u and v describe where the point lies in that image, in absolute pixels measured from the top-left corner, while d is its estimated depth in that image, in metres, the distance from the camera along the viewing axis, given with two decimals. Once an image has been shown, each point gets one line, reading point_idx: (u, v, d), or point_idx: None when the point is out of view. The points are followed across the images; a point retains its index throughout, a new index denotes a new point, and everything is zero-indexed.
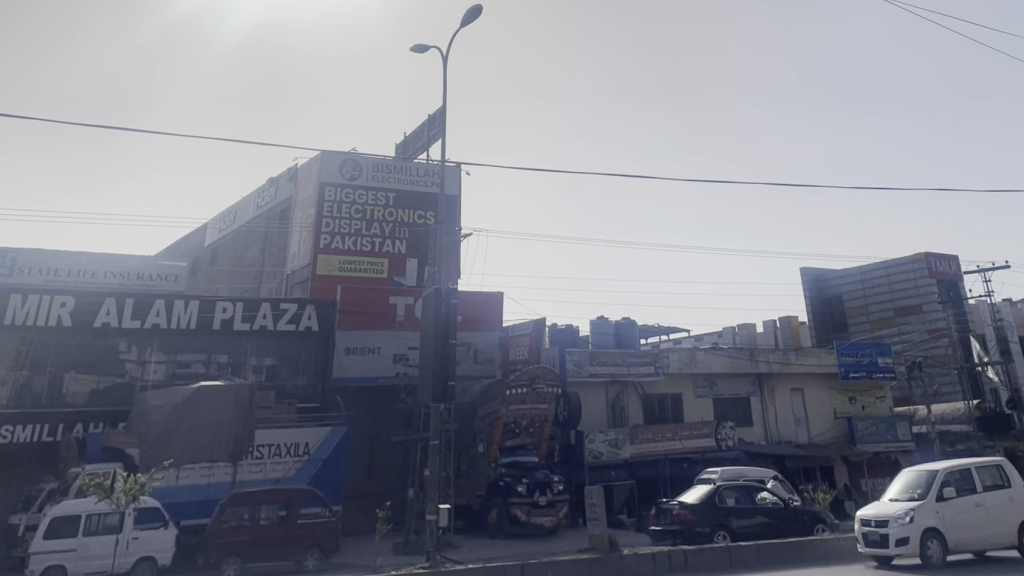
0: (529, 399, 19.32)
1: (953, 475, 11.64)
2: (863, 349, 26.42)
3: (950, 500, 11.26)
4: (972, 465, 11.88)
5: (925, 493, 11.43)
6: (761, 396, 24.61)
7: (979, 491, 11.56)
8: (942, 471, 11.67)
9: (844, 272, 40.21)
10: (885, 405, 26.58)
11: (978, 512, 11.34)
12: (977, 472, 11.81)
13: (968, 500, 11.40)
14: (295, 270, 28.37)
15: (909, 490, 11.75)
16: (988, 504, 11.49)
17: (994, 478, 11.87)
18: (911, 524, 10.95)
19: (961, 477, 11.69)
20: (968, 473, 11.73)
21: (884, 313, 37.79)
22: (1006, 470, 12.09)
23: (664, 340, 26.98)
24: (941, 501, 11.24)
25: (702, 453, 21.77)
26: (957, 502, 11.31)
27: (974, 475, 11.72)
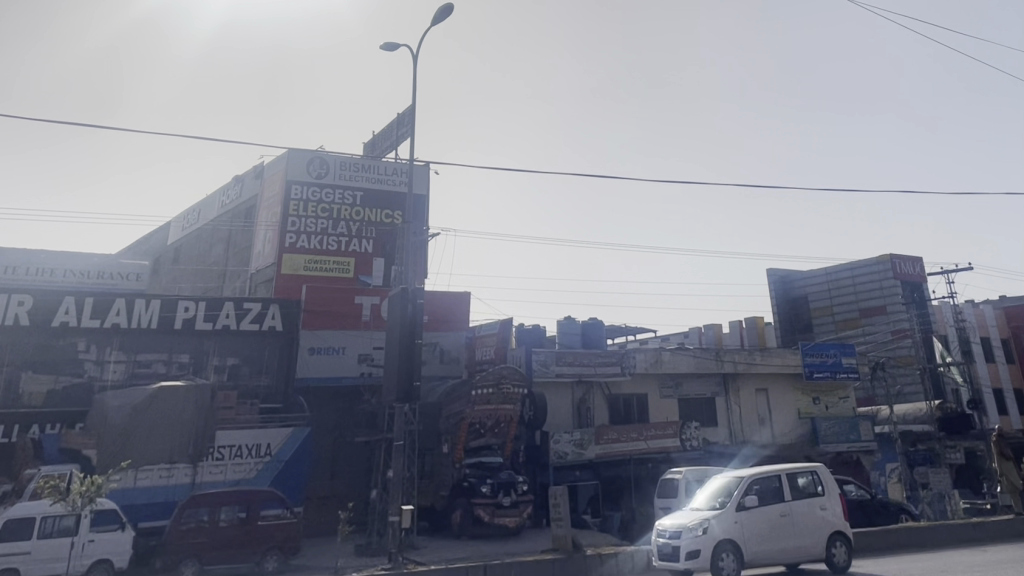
0: (495, 399, 19.27)
1: (757, 484, 10.99)
2: (827, 349, 26.60)
3: (751, 510, 10.65)
4: (783, 473, 11.27)
5: (723, 504, 10.77)
6: (726, 396, 24.75)
7: (785, 500, 10.96)
8: (746, 478, 11.06)
9: (809, 274, 40.57)
10: (849, 405, 26.82)
11: (779, 523, 10.75)
12: (787, 479, 11.22)
13: (770, 509, 10.79)
14: (259, 269, 28.12)
15: (710, 503, 11.05)
16: (792, 513, 10.91)
17: (806, 485, 11.32)
18: (704, 536, 10.26)
19: (769, 485, 11.08)
20: (777, 481, 11.11)
21: (848, 315, 38.17)
22: (819, 477, 11.56)
23: (630, 340, 27.04)
24: (739, 511, 10.61)
25: (666, 453, 21.83)
26: (759, 512, 10.72)
27: (782, 481, 11.13)
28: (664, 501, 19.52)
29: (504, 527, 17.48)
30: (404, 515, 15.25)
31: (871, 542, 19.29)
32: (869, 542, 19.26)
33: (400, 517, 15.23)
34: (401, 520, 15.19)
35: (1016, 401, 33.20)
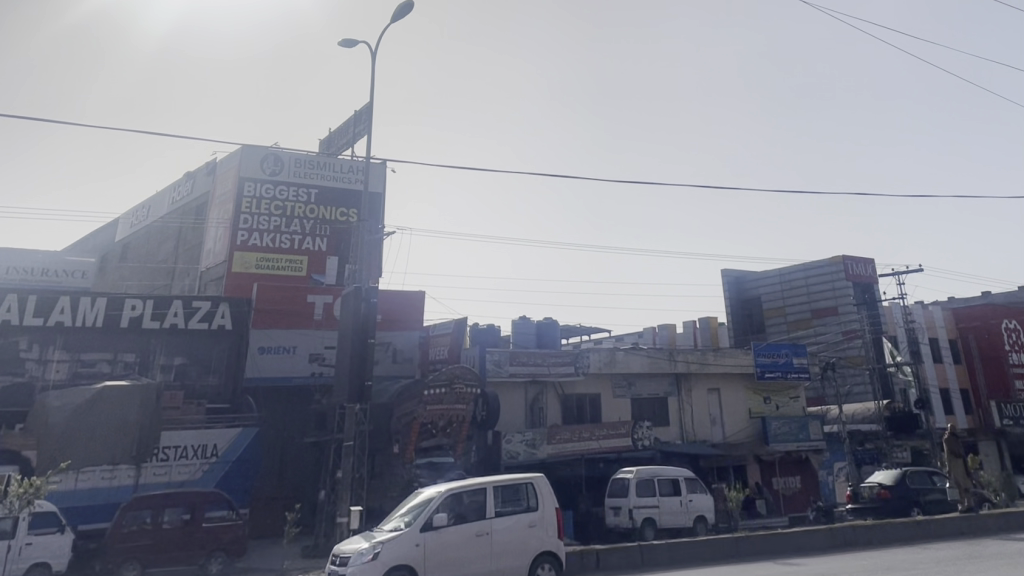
0: (447, 399, 19.22)
1: (454, 497, 8.96)
2: (780, 350, 26.85)
3: (440, 530, 8.62)
4: (491, 483, 9.29)
5: (409, 522, 8.69)
6: (679, 396, 24.92)
7: (488, 516, 8.98)
8: (445, 491, 8.99)
9: (763, 274, 41.02)
10: (799, 405, 27.11)
11: (474, 543, 8.73)
12: (496, 490, 9.26)
13: (467, 528, 8.80)
14: (209, 267, 27.79)
15: (398, 519, 8.96)
16: (496, 532, 8.93)
17: (518, 499, 9.32)
18: (375, 561, 8.23)
19: (473, 496, 9.08)
20: (483, 492, 9.15)
21: (801, 315, 38.65)
22: (538, 488, 9.60)
23: (584, 340, 27.11)
24: (425, 532, 8.56)
25: (618, 452, 21.92)
26: (455, 531, 8.71)
27: (489, 493, 9.15)
28: (614, 500, 19.56)
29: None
30: (352, 515, 15.18)
31: (817, 540, 19.54)
32: (816, 541, 19.51)
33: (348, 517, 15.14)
34: (349, 520, 15.09)
35: (962, 401, 33.78)
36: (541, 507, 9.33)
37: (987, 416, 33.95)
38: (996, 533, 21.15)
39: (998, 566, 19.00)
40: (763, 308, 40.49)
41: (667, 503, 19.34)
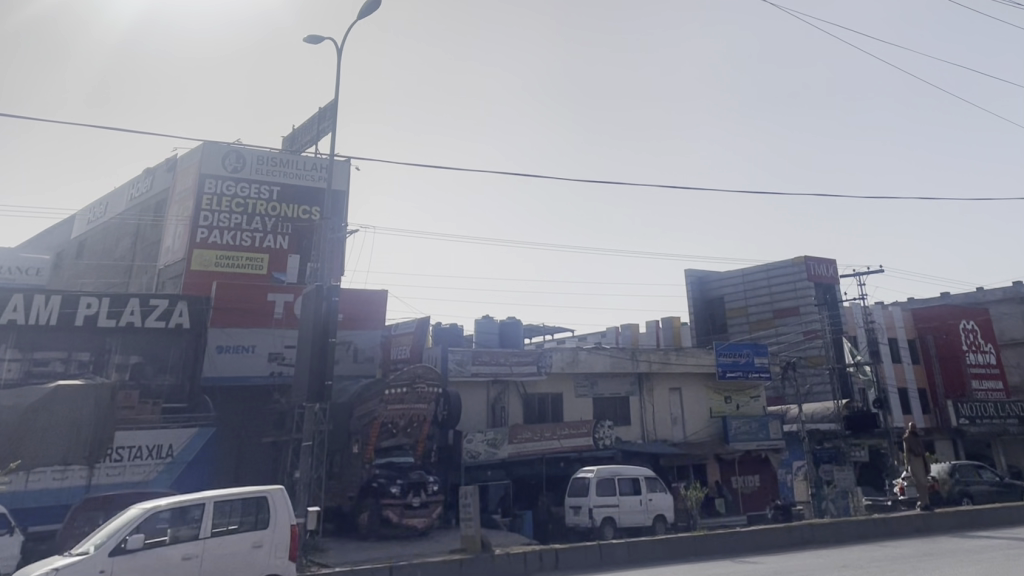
0: (407, 399, 19.16)
1: (174, 512, 8.23)
2: (741, 349, 27.04)
3: (134, 553, 7.68)
4: (211, 499, 8.55)
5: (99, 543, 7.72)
6: (640, 396, 25.02)
7: (199, 536, 8.20)
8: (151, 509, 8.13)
9: (726, 274, 41.33)
10: (759, 405, 27.29)
11: (179, 568, 7.90)
12: (218, 505, 8.55)
13: (171, 551, 7.94)
14: (167, 265, 27.46)
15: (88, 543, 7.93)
16: (205, 554, 8.13)
17: (242, 514, 8.61)
18: None
19: (191, 514, 8.35)
20: (198, 509, 8.39)
21: (762, 315, 38.99)
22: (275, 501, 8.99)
23: (547, 340, 27.11)
24: (112, 556, 7.57)
25: (578, 452, 21.96)
26: (149, 556, 7.79)
27: (206, 509, 8.42)
28: (574, 500, 19.58)
29: (415, 528, 17.39)
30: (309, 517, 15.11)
31: (776, 539, 19.71)
32: (774, 539, 19.68)
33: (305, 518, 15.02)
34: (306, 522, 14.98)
35: (920, 401, 34.23)
36: (271, 523, 8.68)
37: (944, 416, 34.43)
38: (951, 531, 21.48)
39: (953, 564, 19.30)
40: (725, 308, 40.80)
41: (627, 502, 19.41)
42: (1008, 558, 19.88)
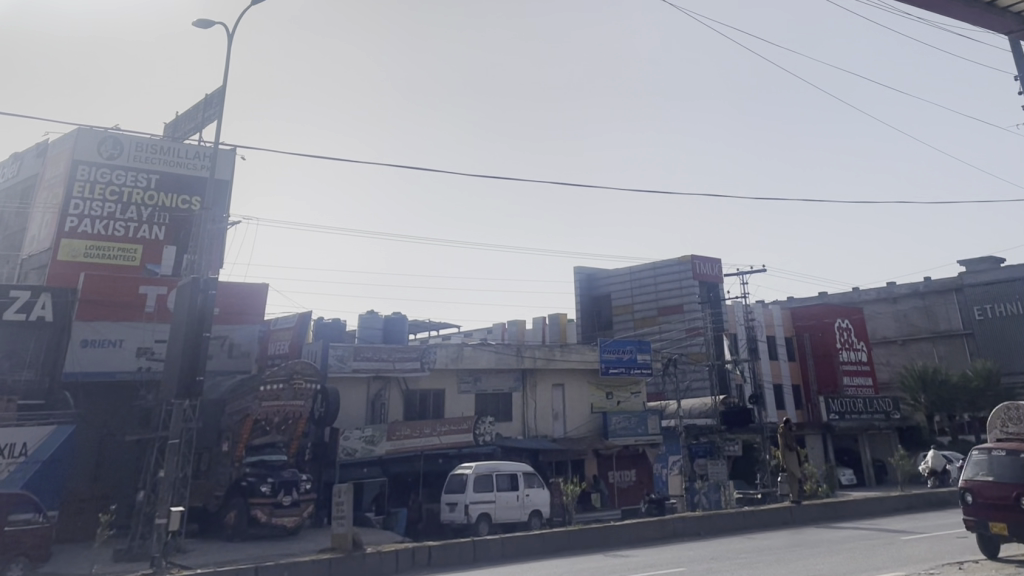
0: (284, 396, 18.71)
1: None
2: (625, 346, 27.51)
3: None
4: None
5: None
6: (523, 392, 25.15)
7: None
8: None
9: (613, 272, 42.06)
10: (639, 401, 27.74)
11: None
12: None
13: None
14: (31, 255, 26.27)
15: None
16: None
17: None
18: None
19: None
20: None
21: (647, 313, 39.78)
22: None
23: (432, 336, 27.03)
24: None
25: (458, 448, 21.90)
26: None
27: None
28: (450, 496, 19.53)
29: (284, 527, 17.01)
30: (176, 515, 14.57)
31: (648, 532, 20.18)
32: (647, 532, 20.14)
33: (169, 518, 14.46)
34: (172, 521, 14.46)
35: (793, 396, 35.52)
36: None
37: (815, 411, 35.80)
38: (815, 523, 22.36)
39: (815, 554, 20.11)
40: (611, 306, 41.53)
41: (503, 498, 19.51)
42: (868, 547, 20.83)
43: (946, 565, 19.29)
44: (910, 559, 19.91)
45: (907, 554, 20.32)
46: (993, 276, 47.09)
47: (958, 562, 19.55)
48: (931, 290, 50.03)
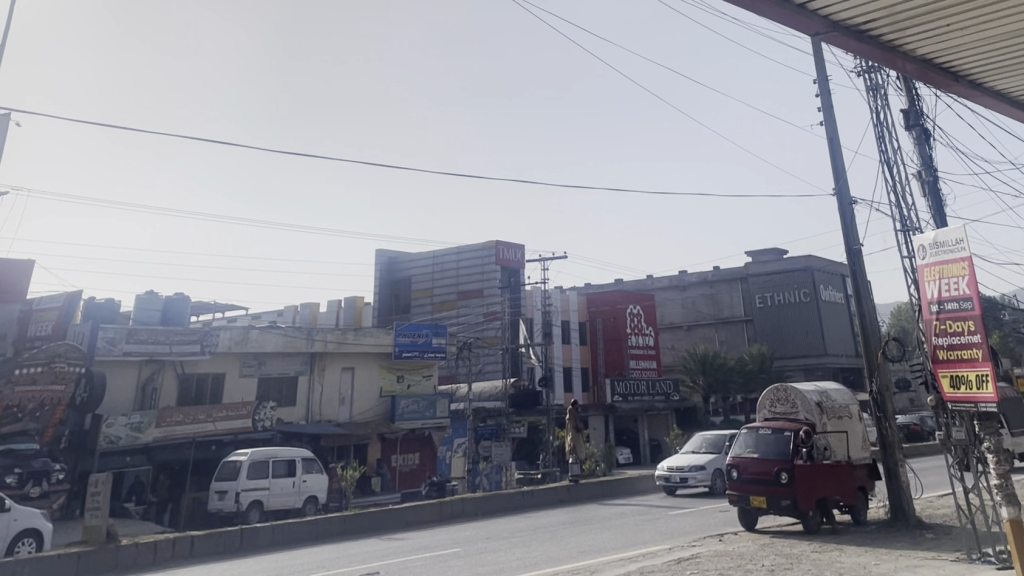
0: (40, 381, 18.19)
1: None
2: (421, 331, 27.69)
3: None
4: None
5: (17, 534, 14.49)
6: (310, 375, 24.73)
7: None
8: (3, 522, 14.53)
9: (416, 256, 42.19)
10: (429, 384, 28.00)
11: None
12: None
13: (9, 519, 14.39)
14: None
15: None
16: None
17: None
18: None
19: None
20: None
21: (447, 298, 40.16)
22: None
23: (216, 318, 26.17)
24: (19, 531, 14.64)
25: (233, 434, 21.53)
26: None
27: None
28: (221, 484, 18.91)
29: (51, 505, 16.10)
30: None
31: (427, 514, 20.47)
32: (425, 515, 20.42)
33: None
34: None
35: (581, 379, 36.91)
36: None
37: (600, 394, 37.22)
38: (589, 502, 23.37)
39: (587, 531, 20.97)
40: (411, 290, 41.71)
41: (278, 485, 19.17)
42: (638, 522, 21.95)
43: (707, 537, 20.65)
44: (674, 532, 21.14)
45: (671, 528, 21.56)
46: (775, 268, 50.53)
47: (717, 534, 20.93)
48: (718, 279, 53.12)
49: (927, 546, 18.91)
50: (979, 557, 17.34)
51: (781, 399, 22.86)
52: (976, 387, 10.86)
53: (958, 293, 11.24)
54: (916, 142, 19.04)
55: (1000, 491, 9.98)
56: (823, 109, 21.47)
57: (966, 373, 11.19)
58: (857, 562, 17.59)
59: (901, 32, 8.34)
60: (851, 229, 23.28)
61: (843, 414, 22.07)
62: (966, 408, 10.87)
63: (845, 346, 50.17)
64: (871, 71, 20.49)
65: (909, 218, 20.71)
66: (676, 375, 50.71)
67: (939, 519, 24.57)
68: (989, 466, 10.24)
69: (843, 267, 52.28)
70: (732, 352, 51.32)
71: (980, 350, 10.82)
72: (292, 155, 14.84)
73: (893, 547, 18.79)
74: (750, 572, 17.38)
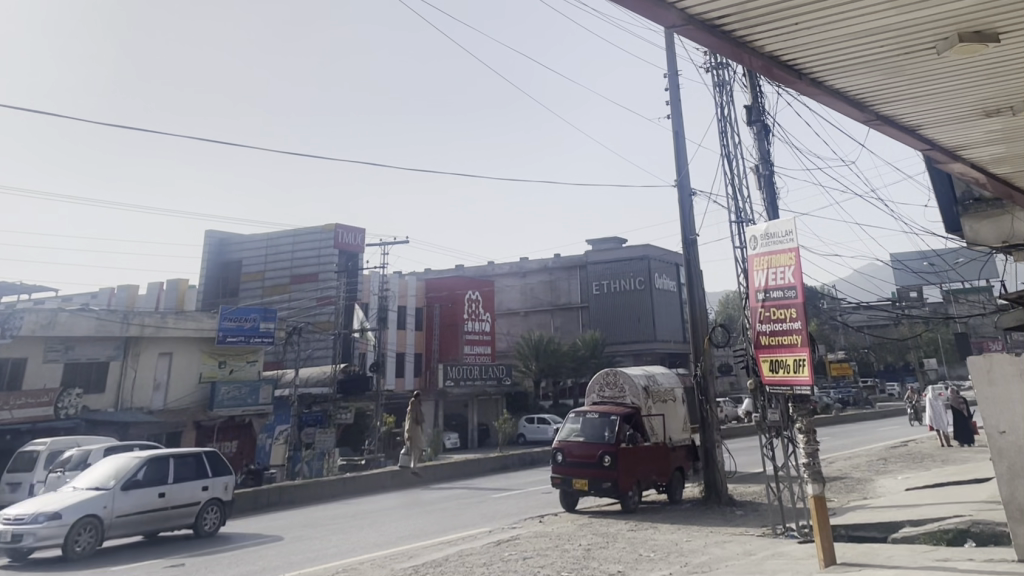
0: None
1: None
2: (248, 315, 27.10)
3: None
4: None
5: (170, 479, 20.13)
6: (123, 360, 23.69)
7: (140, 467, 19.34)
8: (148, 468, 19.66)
9: (247, 238, 41.83)
10: (254, 370, 27.45)
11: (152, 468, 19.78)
12: None
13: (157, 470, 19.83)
14: None
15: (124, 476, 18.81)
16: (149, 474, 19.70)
17: None
18: None
19: None
20: None
21: (278, 281, 39.97)
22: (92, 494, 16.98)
23: (22, 300, 24.76)
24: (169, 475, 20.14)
25: (31, 422, 20.70)
26: None
27: None
28: (14, 476, 17.86)
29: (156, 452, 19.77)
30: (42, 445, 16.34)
31: (241, 503, 20.04)
32: (240, 503, 20.01)
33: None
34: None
35: (414, 364, 37.46)
36: None
37: (432, 378, 37.71)
38: (412, 488, 23.51)
39: (408, 516, 21.04)
40: (241, 273, 41.36)
41: None
42: (460, 506, 22.19)
43: (527, 519, 21.07)
44: (495, 515, 21.49)
45: (492, 510, 21.91)
46: (612, 256, 52.01)
47: (538, 515, 21.40)
48: (558, 267, 54.40)
49: (735, 523, 19.97)
50: (781, 532, 18.43)
51: (611, 382, 23.61)
52: (794, 371, 11.86)
53: (785, 283, 12.13)
54: (757, 137, 19.62)
55: (806, 469, 10.88)
56: (672, 102, 22.17)
57: (786, 358, 12.22)
58: (667, 541, 18.39)
59: (753, 26, 6.14)
60: (689, 218, 24.02)
61: (667, 396, 23.28)
62: (785, 389, 11.84)
63: (674, 333, 52.27)
64: (719, 66, 20.94)
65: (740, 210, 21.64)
66: (511, 361, 51.68)
67: (747, 497, 25.98)
68: (799, 445, 11.15)
69: (678, 256, 54.32)
70: (567, 337, 53.36)
71: (799, 337, 11.78)
72: (106, 126, 13.82)
73: (702, 524, 19.72)
74: (564, 552, 17.86)
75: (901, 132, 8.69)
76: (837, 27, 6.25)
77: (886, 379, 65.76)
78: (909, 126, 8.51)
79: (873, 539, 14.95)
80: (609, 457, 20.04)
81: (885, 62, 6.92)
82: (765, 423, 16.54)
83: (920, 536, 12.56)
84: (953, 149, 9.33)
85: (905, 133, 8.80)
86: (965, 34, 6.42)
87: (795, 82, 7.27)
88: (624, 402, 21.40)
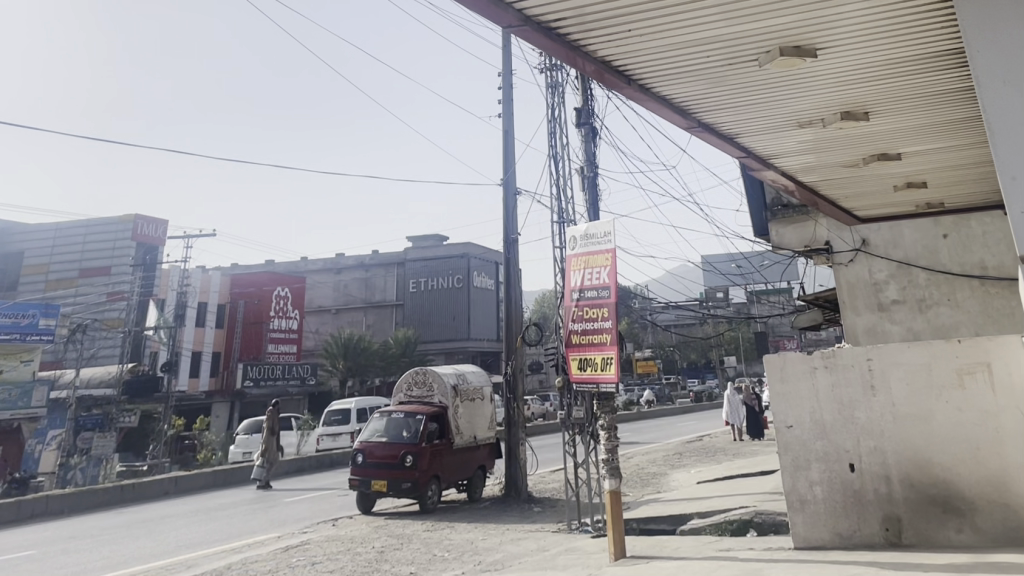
0: None
1: None
2: (24, 310, 25.84)
3: None
4: None
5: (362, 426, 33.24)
6: None
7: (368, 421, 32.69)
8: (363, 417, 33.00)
9: (32, 229, 40.58)
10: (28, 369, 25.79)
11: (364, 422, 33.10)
12: None
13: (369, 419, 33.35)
14: None
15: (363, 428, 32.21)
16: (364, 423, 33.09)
17: None
18: None
19: None
20: None
21: (65, 274, 38.77)
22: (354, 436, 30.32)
23: None
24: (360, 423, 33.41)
25: None
26: None
27: None
28: None
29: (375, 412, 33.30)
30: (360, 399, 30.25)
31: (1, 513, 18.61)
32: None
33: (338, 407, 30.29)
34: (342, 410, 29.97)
35: (211, 363, 36.76)
36: None
37: (229, 379, 37.32)
38: (195, 495, 22.63)
39: (190, 524, 20.11)
40: (23, 265, 39.90)
41: None
42: (249, 512, 21.48)
43: (320, 523, 20.58)
44: (286, 520, 20.88)
45: (286, 515, 21.29)
46: (429, 254, 52.08)
47: (333, 519, 21.00)
48: (374, 264, 54.15)
49: (535, 520, 20.28)
50: (576, 527, 18.84)
51: (419, 381, 23.22)
52: (600, 369, 12.09)
53: (599, 283, 12.30)
54: (586, 138, 19.99)
55: (606, 464, 10.99)
56: (504, 98, 22.32)
57: (594, 356, 12.47)
58: (466, 540, 18.43)
59: (589, 29, 5.97)
60: (513, 217, 24.33)
61: (475, 396, 23.26)
62: (590, 386, 12.00)
63: (488, 331, 52.91)
64: (553, 67, 21.35)
65: (562, 210, 21.86)
66: (317, 359, 50.83)
67: (547, 493, 26.59)
68: (601, 440, 11.16)
69: (497, 255, 54.98)
70: (379, 336, 53.23)
71: (609, 335, 12.04)
72: None
73: (501, 522, 19.90)
74: (356, 555, 17.60)
75: (719, 138, 8.57)
76: (670, 27, 6.00)
77: (689, 375, 69.19)
78: (729, 135, 8.51)
79: (660, 533, 15.44)
80: (410, 457, 19.92)
81: (712, 70, 6.83)
82: (568, 421, 16.84)
83: (707, 527, 12.97)
84: (765, 157, 9.24)
85: (727, 144, 8.86)
86: (786, 49, 6.42)
87: (622, 83, 7.03)
88: (430, 402, 21.39)
